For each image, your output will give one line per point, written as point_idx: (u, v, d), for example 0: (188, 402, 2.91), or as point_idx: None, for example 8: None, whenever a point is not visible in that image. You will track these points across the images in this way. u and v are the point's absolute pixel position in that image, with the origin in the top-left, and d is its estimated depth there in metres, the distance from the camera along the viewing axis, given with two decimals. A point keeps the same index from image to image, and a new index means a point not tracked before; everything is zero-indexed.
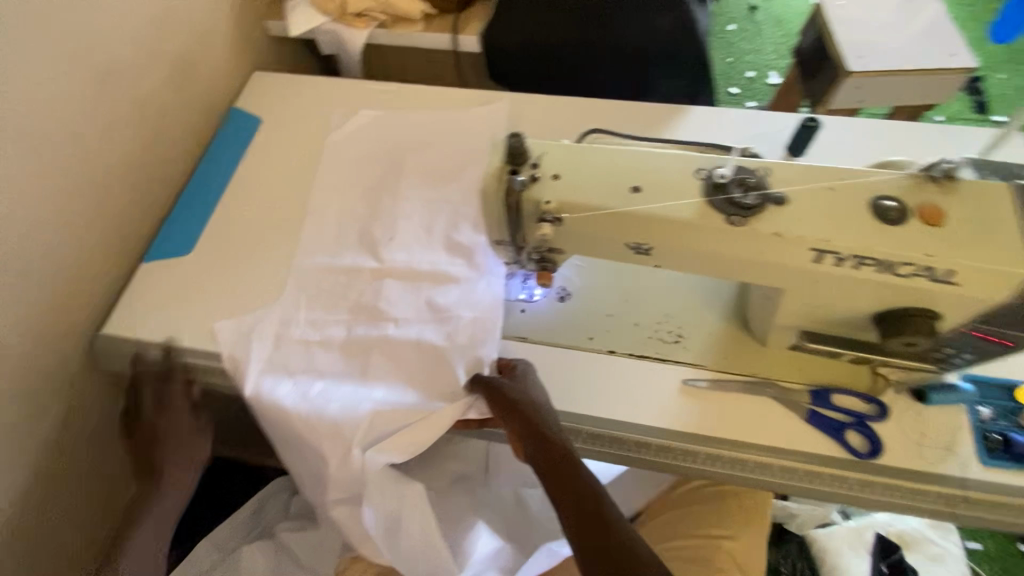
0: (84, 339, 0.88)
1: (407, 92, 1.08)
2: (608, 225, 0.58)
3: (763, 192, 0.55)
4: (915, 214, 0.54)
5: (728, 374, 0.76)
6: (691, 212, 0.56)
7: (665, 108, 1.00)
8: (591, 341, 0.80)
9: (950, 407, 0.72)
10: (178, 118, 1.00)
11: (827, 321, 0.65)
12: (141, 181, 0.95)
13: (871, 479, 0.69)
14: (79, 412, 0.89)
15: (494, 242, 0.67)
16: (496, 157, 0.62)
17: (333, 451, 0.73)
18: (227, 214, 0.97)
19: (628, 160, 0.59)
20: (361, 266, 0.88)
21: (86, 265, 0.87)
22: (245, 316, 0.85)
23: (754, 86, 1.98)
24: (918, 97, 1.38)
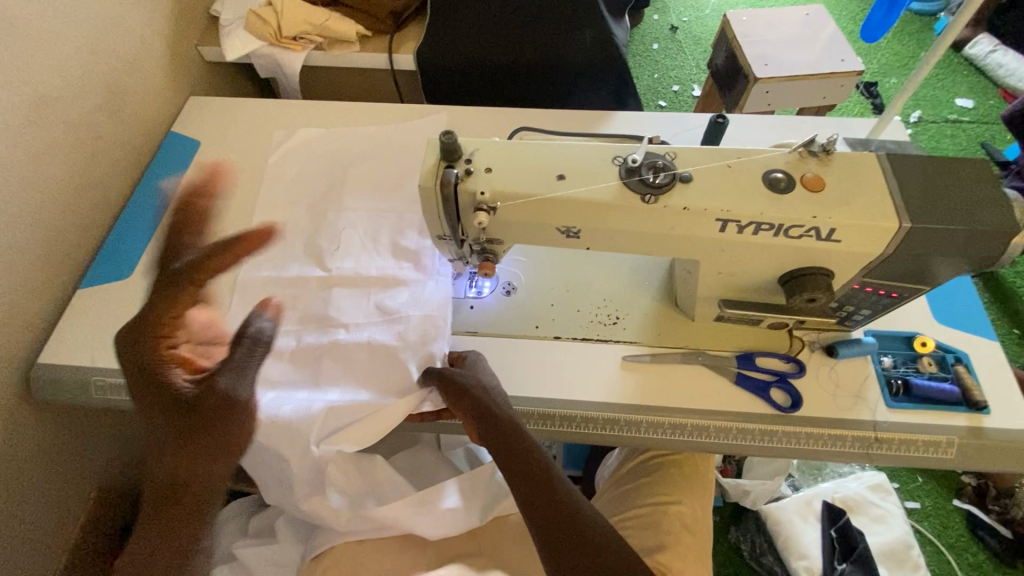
0: (19, 370, 0.84)
1: (348, 108, 1.11)
2: (538, 211, 0.64)
3: (671, 172, 0.62)
4: (800, 184, 0.62)
5: (664, 349, 0.83)
6: (610, 193, 0.62)
7: (593, 114, 1.08)
8: (537, 329, 0.85)
9: (858, 359, 0.81)
10: (113, 142, 1.00)
11: (742, 288, 0.72)
12: (77, 207, 0.94)
13: (795, 430, 0.76)
14: (16, 447, 0.85)
15: (437, 237, 0.71)
16: (431, 155, 0.66)
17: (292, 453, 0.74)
18: (169, 234, 0.97)
19: (552, 152, 0.65)
20: (310, 275, 0.89)
21: (19, 293, 0.85)
22: (191, 333, 0.85)
23: (680, 98, 2.13)
24: (819, 98, 1.53)
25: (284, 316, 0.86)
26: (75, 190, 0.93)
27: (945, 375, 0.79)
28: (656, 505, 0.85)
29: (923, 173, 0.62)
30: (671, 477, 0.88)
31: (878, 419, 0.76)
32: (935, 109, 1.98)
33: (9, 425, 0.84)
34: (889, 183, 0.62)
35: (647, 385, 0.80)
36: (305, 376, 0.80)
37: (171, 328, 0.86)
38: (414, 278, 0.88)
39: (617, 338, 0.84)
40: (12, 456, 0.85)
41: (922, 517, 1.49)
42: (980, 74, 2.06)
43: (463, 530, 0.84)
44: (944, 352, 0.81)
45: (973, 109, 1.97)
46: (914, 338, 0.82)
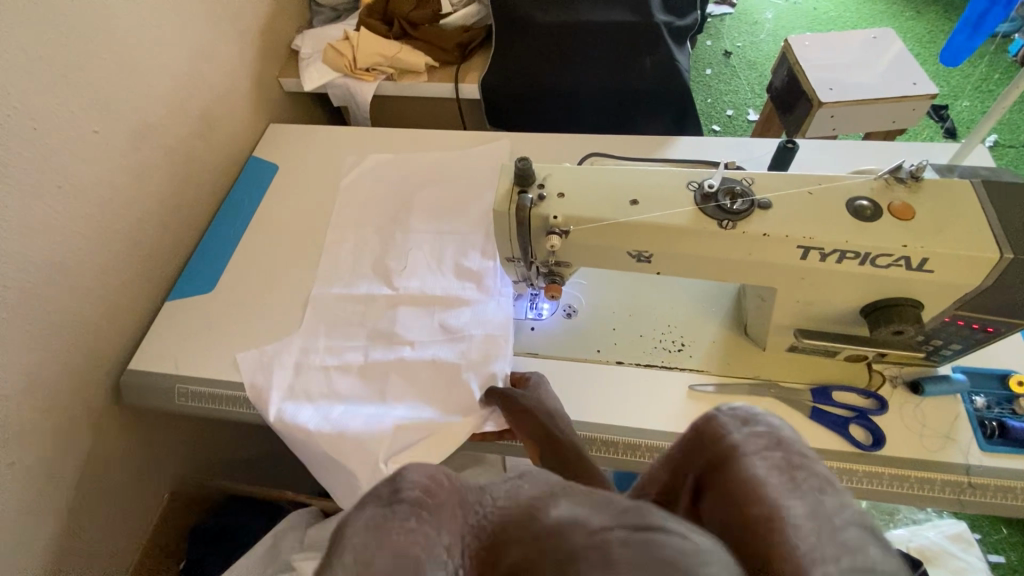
0: (112, 375, 0.91)
1: (414, 135, 1.16)
2: (611, 236, 0.64)
3: (749, 198, 0.61)
4: (887, 211, 0.60)
5: (732, 378, 0.80)
6: (686, 218, 0.62)
7: (654, 139, 1.08)
8: (599, 353, 0.85)
9: (946, 397, 0.76)
10: (203, 166, 1.08)
11: (819, 317, 0.69)
12: (169, 225, 1.01)
13: (877, 471, 0.72)
14: (104, 447, 0.91)
15: (506, 259, 0.73)
16: (505, 180, 0.68)
17: (360, 467, 0.75)
18: (248, 252, 1.03)
19: (625, 177, 0.65)
20: (378, 294, 0.93)
21: (117, 303, 0.92)
22: (266, 346, 0.89)
23: (735, 123, 2.11)
24: (888, 122, 1.48)
25: (353, 332, 0.89)
26: (168, 210, 1.01)
27: None
28: None
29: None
30: None
31: (972, 462, 0.71)
32: (1013, 133, 1.87)
33: (100, 426, 0.89)
34: (986, 212, 0.59)
35: None
36: (372, 392, 0.83)
37: (248, 340, 0.91)
38: (477, 299, 0.90)
39: (681, 365, 0.82)
40: (99, 456, 0.90)
41: (1009, 573, 1.36)
42: None
43: None
44: None
45: None
46: (1009, 376, 0.76)
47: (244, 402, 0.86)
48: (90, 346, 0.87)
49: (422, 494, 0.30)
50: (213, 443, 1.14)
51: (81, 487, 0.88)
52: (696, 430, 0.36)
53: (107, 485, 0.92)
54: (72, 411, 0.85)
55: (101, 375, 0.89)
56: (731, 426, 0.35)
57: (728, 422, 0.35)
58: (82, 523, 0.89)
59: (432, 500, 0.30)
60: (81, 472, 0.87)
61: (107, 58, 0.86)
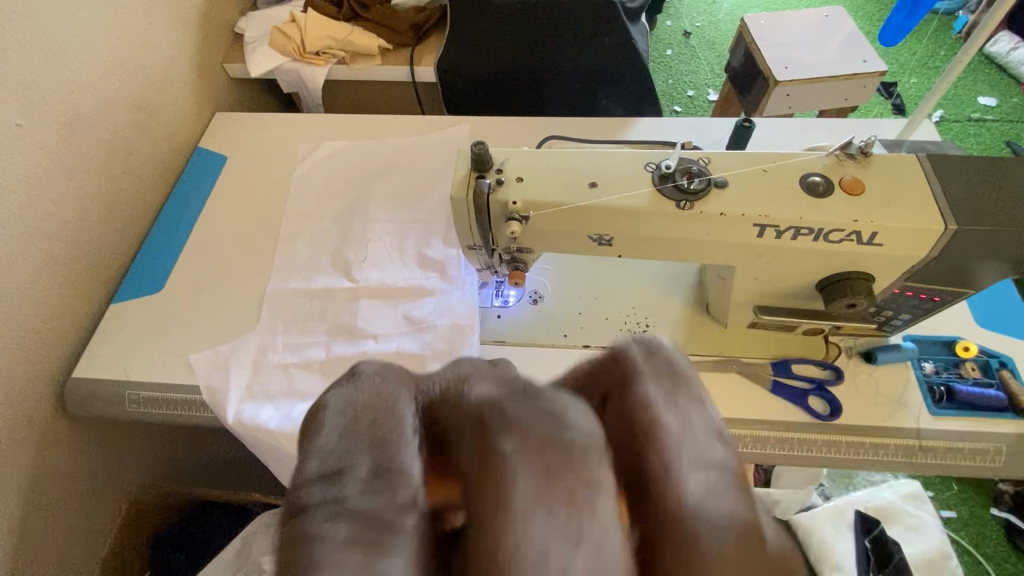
0: (55, 385, 0.86)
1: (370, 120, 1.12)
2: (572, 219, 0.63)
3: (706, 177, 0.61)
4: (839, 187, 0.61)
5: (696, 357, 0.81)
6: (645, 200, 0.61)
7: (615, 121, 1.08)
8: (566, 338, 0.84)
9: (898, 365, 0.79)
10: (144, 159, 1.02)
11: (778, 294, 0.71)
12: (110, 223, 0.95)
13: (836, 439, 0.74)
14: (51, 461, 0.86)
15: (468, 247, 0.71)
16: (462, 166, 0.66)
17: None
18: (198, 248, 0.98)
19: (584, 160, 0.65)
20: (338, 287, 0.90)
21: (56, 308, 0.86)
22: (221, 345, 0.86)
23: (696, 103, 2.12)
24: (840, 100, 1.51)
25: (312, 327, 0.86)
26: (108, 207, 0.95)
27: (991, 381, 0.76)
28: None
29: (966, 174, 0.61)
30: None
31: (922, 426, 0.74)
32: (957, 108, 1.95)
33: (46, 440, 0.85)
34: (931, 185, 0.60)
35: None
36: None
37: (203, 341, 0.87)
38: (441, 289, 0.88)
39: None
40: (46, 471, 0.85)
41: (960, 526, 1.45)
42: (1002, 72, 2.02)
43: None
44: (987, 356, 0.78)
45: (998, 107, 1.93)
46: (956, 342, 0.80)
47: (200, 405, 0.82)
48: (27, 356, 0.82)
49: (428, 434, 0.27)
50: (174, 449, 1.09)
51: (31, 505, 0.83)
52: (739, 532, 0.26)
53: (58, 501, 0.87)
54: (13, 426, 0.80)
55: (43, 386, 0.84)
56: (742, 513, 0.25)
57: (769, 530, 0.25)
58: (33, 542, 0.84)
59: (415, 457, 0.26)
60: (30, 489, 0.83)
61: (29, 44, 0.80)
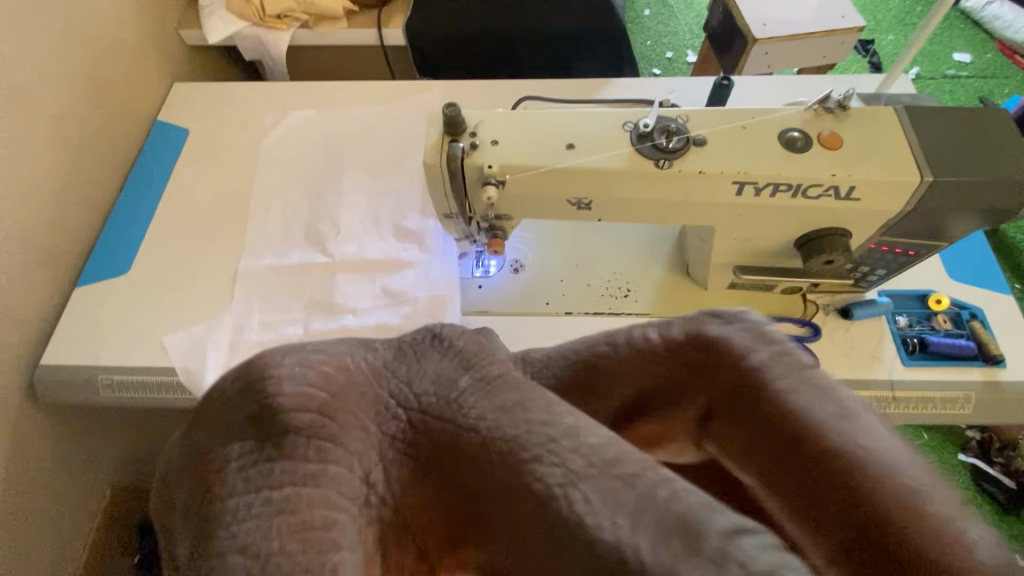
0: (24, 372, 0.83)
1: (338, 88, 1.08)
2: (549, 183, 0.62)
3: (684, 135, 0.60)
4: (817, 141, 0.60)
5: (675, 319, 0.82)
6: (623, 160, 0.60)
7: (593, 83, 1.05)
8: (548, 305, 0.84)
9: (873, 320, 0.80)
10: (100, 133, 0.96)
11: (757, 253, 0.71)
12: (69, 202, 0.91)
13: None
14: (26, 452, 0.83)
15: (444, 216, 0.69)
16: (434, 129, 0.63)
17: None
18: (165, 226, 0.94)
19: (560, 121, 0.63)
20: (313, 262, 0.87)
21: (17, 292, 0.82)
22: (195, 326, 0.83)
23: (674, 65, 2.09)
24: (818, 58, 1.50)
25: (288, 303, 0.84)
26: (64, 186, 0.90)
27: (961, 331, 0.78)
28: None
29: (942, 124, 0.61)
30: None
31: (895, 377, 0.76)
32: (933, 65, 1.95)
33: (17, 429, 0.82)
34: (907, 136, 0.60)
35: None
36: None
37: (175, 322, 0.84)
38: (420, 261, 0.86)
39: (629, 310, 0.83)
40: (23, 459, 0.83)
41: None
42: (976, 27, 2.02)
43: None
44: (959, 308, 0.80)
45: (972, 63, 1.94)
46: (928, 295, 0.81)
47: (178, 387, 0.81)
48: None
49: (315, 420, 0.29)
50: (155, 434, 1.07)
51: (10, 496, 0.82)
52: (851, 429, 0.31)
53: (38, 490, 0.86)
54: None
55: (10, 375, 0.81)
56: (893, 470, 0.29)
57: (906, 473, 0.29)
58: (15, 531, 0.83)
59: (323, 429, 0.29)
60: (6, 480, 0.81)
61: None
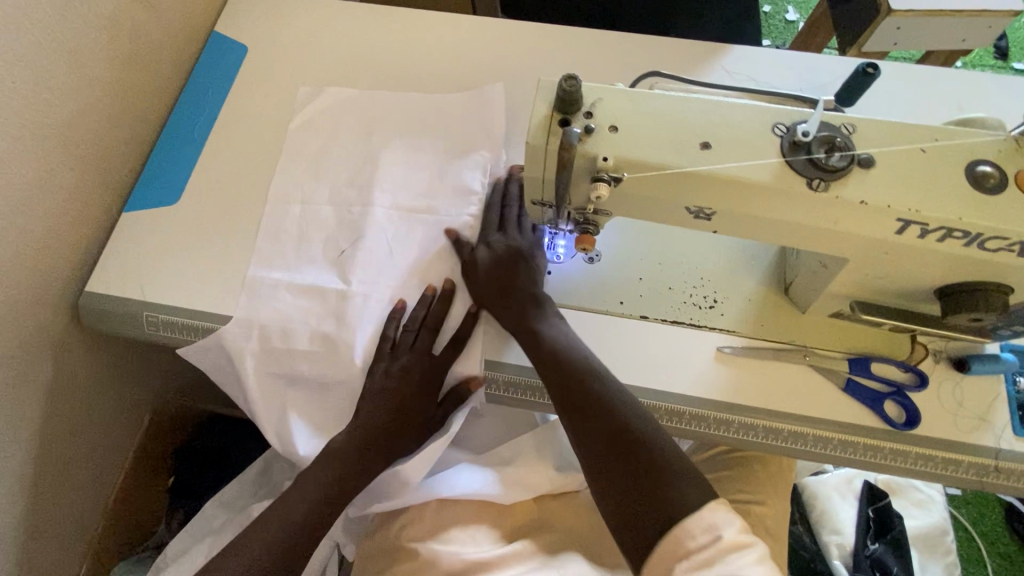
0: (68, 296, 0.79)
1: (415, 20, 0.96)
2: (672, 187, 0.52)
3: (850, 152, 0.49)
4: (1013, 182, 0.49)
5: (763, 341, 0.74)
6: (768, 175, 0.50)
7: (703, 52, 0.92)
8: (622, 305, 0.76)
9: (990, 377, 0.71)
10: (156, 42, 0.87)
11: (887, 291, 0.61)
12: (120, 118, 0.84)
13: (905, 449, 0.69)
14: (68, 376, 0.82)
15: (533, 201, 0.60)
16: (542, 103, 0.53)
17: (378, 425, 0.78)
18: (220, 156, 0.87)
19: (695, 113, 0.52)
20: (327, 288, 0.77)
21: (64, 212, 0.77)
22: (209, 287, 0.79)
23: (771, 23, 1.85)
24: (955, 41, 1.30)
25: (293, 334, 0.75)
26: (116, 99, 0.82)
27: None
28: (742, 503, 0.81)
29: None
30: (754, 474, 0.83)
31: (1003, 447, 0.68)
32: None
33: (62, 353, 0.80)
34: None
35: (746, 381, 0.72)
36: (322, 420, 0.76)
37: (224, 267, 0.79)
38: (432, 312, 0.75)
39: (712, 324, 0.75)
40: (63, 382, 0.82)
41: (961, 504, 1.53)
42: None
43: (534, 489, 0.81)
44: None
45: None
46: None
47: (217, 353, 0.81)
48: (38, 267, 0.75)
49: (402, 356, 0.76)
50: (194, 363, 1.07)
51: (53, 419, 0.81)
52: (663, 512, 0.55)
53: (80, 411, 0.85)
54: (24, 336, 0.75)
55: (55, 299, 0.78)
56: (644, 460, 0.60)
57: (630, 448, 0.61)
58: (56, 449, 0.83)
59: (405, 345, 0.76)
60: (51, 402, 0.80)
61: None
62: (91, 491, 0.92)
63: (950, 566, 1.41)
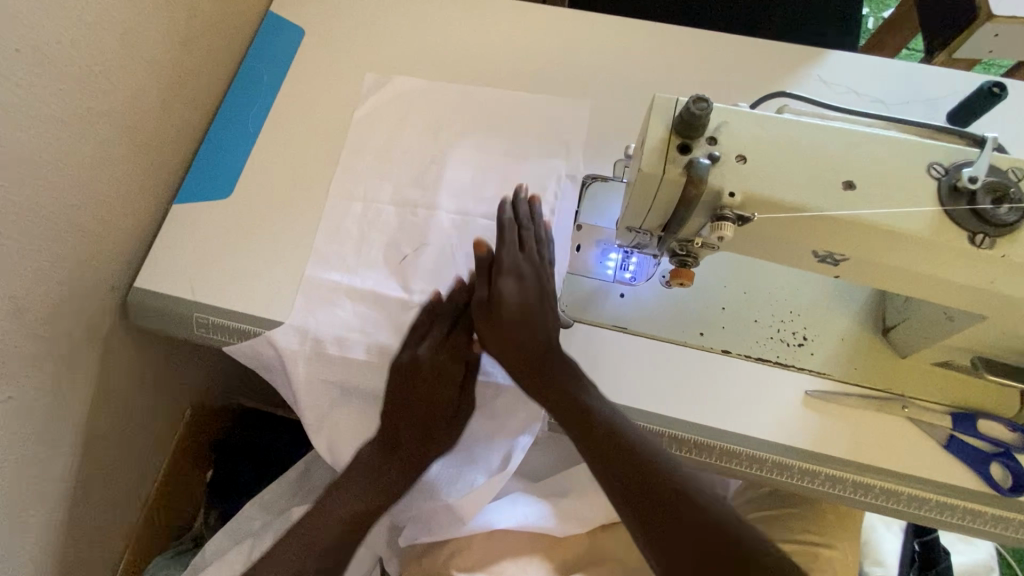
0: (116, 292, 0.76)
1: (482, 10, 0.90)
2: (802, 229, 0.46)
3: (1021, 204, 0.43)
4: None
5: (856, 386, 0.68)
6: (922, 224, 0.43)
7: (796, 59, 0.84)
8: (701, 337, 0.71)
9: None
10: (211, 23, 0.82)
11: (1018, 351, 0.55)
12: (173, 105, 0.79)
13: (1007, 516, 0.64)
14: (111, 373, 0.79)
15: (629, 228, 0.55)
16: (658, 124, 0.47)
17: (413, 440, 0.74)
18: (274, 149, 0.82)
19: (836, 146, 0.45)
20: (388, 295, 0.73)
21: (114, 204, 0.73)
22: (260, 291, 0.75)
23: None
24: None
25: (349, 343, 0.71)
26: (170, 85, 0.78)
27: None
28: (806, 544, 0.76)
29: None
30: (823, 518, 0.77)
31: None
32: None
33: (107, 350, 0.77)
34: None
35: (838, 432, 0.66)
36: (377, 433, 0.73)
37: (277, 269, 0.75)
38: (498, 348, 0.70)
39: (800, 364, 0.69)
40: (107, 380, 0.79)
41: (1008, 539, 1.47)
42: None
43: (588, 518, 0.76)
44: None
45: None
46: None
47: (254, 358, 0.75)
48: (89, 263, 0.71)
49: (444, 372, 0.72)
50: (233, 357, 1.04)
51: (96, 416, 0.78)
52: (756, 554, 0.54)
53: (122, 408, 0.83)
54: (72, 334, 0.71)
55: (103, 295, 0.74)
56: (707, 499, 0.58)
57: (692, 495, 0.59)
58: (99, 446, 0.81)
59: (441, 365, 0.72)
60: (95, 400, 0.77)
61: None
62: (131, 485, 0.90)
63: None
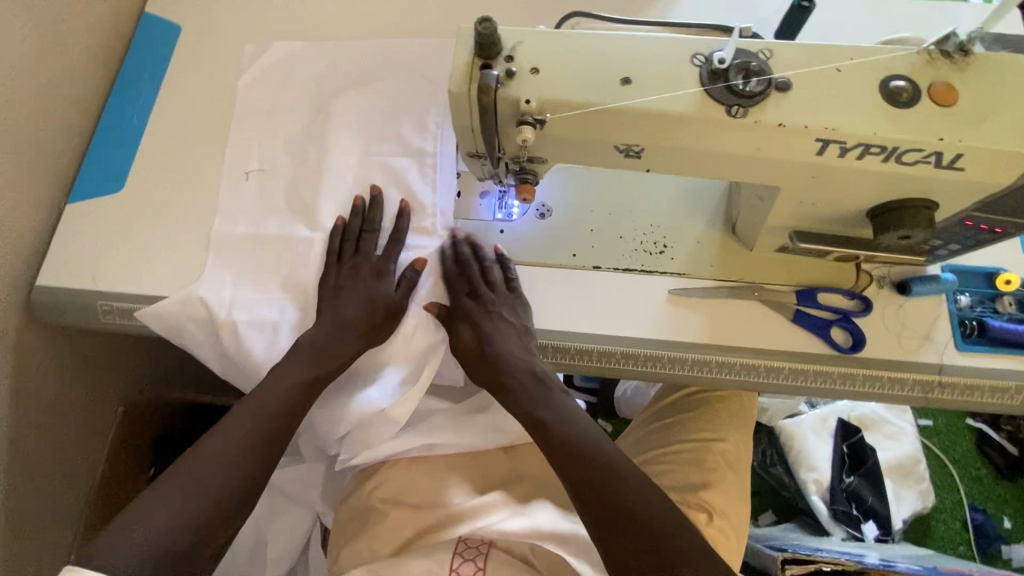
0: (21, 292, 0.79)
1: None
2: (597, 125, 0.52)
3: (766, 77, 0.50)
4: (925, 94, 0.50)
5: (712, 281, 0.75)
6: (690, 104, 0.50)
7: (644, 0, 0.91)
8: (574, 258, 0.77)
9: (932, 297, 0.73)
10: (87, 27, 0.85)
11: (822, 218, 0.62)
12: (56, 107, 0.82)
13: (854, 372, 0.71)
14: (29, 372, 0.81)
15: (468, 154, 0.60)
16: (461, 50, 0.53)
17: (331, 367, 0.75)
18: (162, 139, 0.85)
19: (616, 49, 0.52)
20: (294, 236, 0.78)
21: (8, 206, 0.76)
22: (160, 271, 0.78)
23: None
24: None
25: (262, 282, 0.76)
26: (51, 89, 0.81)
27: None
28: (701, 441, 0.82)
29: None
30: (717, 415, 0.84)
31: (946, 362, 0.70)
32: None
33: (20, 348, 0.79)
34: None
35: (700, 321, 0.73)
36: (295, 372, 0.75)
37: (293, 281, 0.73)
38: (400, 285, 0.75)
39: (663, 269, 0.76)
40: (25, 379, 0.81)
41: (933, 433, 1.57)
42: None
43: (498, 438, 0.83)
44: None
45: None
46: (996, 274, 0.74)
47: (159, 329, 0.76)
48: None
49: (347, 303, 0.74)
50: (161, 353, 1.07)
51: (19, 415, 0.81)
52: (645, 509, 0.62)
53: (44, 408, 0.85)
54: None
55: (8, 295, 0.77)
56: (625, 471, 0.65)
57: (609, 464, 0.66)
58: (27, 445, 0.83)
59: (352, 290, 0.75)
60: (14, 399, 0.80)
61: None
62: (68, 486, 0.92)
63: (923, 493, 1.47)
